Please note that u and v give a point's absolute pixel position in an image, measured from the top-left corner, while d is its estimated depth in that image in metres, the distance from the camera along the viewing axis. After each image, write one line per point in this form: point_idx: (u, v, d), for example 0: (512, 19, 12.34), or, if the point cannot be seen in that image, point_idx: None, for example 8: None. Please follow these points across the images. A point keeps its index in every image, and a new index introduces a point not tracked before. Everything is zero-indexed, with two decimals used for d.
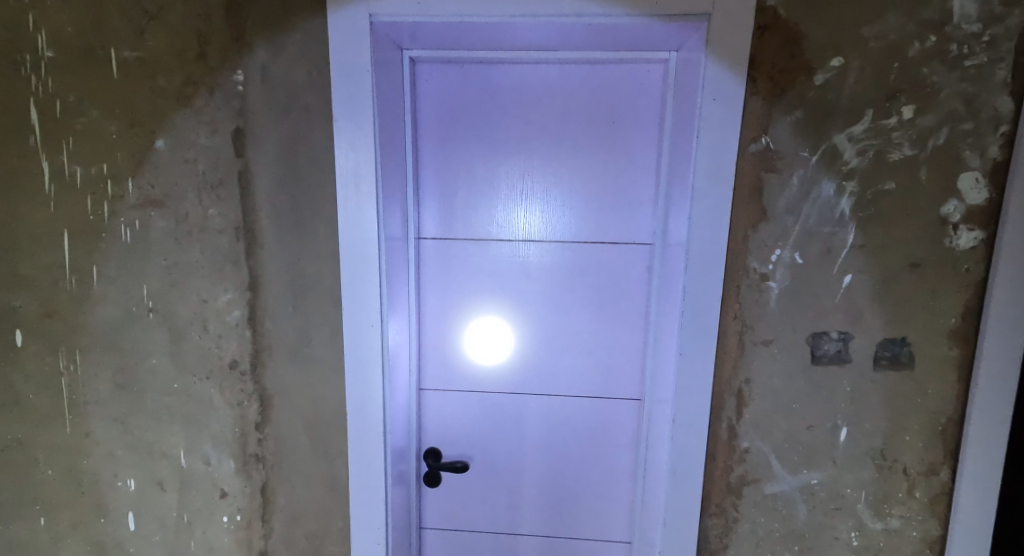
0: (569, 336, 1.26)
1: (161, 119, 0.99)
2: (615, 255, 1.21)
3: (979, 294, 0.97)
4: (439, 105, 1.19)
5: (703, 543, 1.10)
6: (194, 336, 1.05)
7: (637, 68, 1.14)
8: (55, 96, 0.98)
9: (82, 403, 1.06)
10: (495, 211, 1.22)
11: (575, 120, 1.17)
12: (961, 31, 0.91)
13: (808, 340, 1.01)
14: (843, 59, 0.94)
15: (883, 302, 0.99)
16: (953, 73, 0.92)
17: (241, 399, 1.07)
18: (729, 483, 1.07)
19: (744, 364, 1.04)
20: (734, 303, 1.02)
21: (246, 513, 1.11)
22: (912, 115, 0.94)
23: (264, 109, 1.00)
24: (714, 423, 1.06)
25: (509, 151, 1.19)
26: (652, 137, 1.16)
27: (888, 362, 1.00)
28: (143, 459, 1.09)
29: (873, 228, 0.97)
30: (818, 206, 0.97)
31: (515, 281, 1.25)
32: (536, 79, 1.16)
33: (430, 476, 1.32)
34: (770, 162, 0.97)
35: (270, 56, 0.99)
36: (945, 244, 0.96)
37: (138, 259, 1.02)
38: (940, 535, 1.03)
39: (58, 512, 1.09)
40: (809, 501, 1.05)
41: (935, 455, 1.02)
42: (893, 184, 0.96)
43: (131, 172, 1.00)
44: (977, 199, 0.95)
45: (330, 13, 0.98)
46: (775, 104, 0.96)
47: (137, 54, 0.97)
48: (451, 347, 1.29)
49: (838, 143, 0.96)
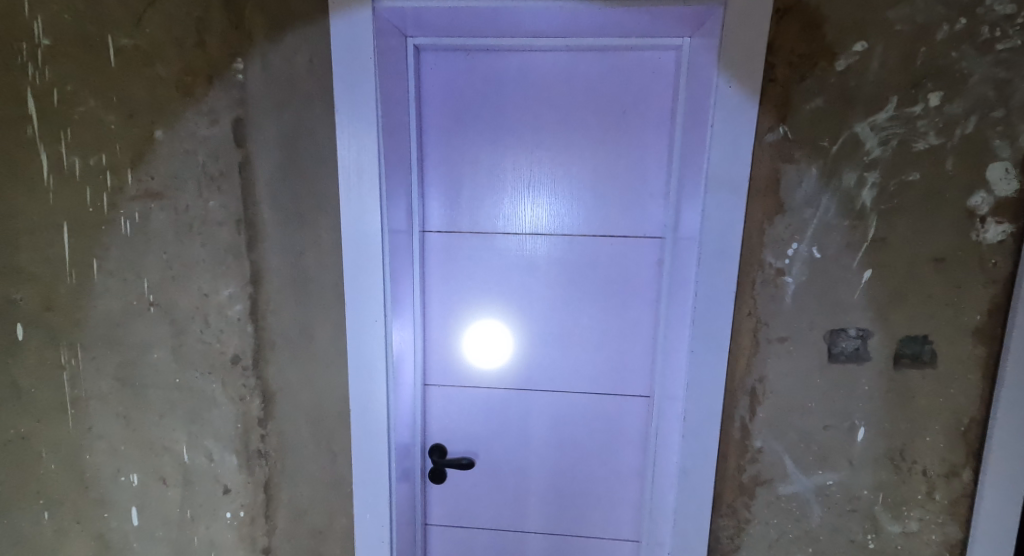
0: (577, 331, 1.23)
1: (161, 109, 0.97)
2: (625, 249, 1.18)
3: (1006, 291, 0.93)
4: (444, 94, 1.16)
5: (714, 544, 1.07)
6: (195, 329, 1.03)
7: (649, 56, 1.10)
8: (53, 85, 0.96)
9: (84, 397, 1.05)
10: (502, 204, 1.19)
11: (584, 110, 1.14)
12: (994, 13, 0.86)
13: (825, 337, 0.98)
14: (867, 44, 0.89)
15: (905, 298, 0.95)
16: (984, 58, 0.88)
17: (243, 394, 1.06)
18: (741, 484, 1.05)
19: (759, 362, 1.00)
20: (748, 299, 0.99)
21: (249, 509, 1.10)
22: (939, 102, 0.89)
23: (266, 99, 0.98)
24: (726, 422, 1.03)
25: (516, 141, 1.16)
26: (663, 128, 1.12)
27: (909, 360, 0.97)
28: (145, 455, 1.07)
29: (895, 221, 0.93)
30: (839, 197, 0.94)
31: (521, 275, 1.22)
32: (544, 68, 1.13)
33: (435, 472, 1.29)
34: (788, 153, 0.93)
35: (269, 47, 0.96)
36: (972, 238, 0.92)
37: (138, 251, 1.01)
38: (961, 538, 1.00)
39: (61, 506, 1.08)
40: (823, 502, 1.02)
41: (957, 456, 0.98)
42: (917, 175, 0.92)
43: (131, 163, 0.98)
44: (1007, 191, 0.90)
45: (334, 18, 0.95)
46: (794, 92, 0.92)
47: (134, 41, 0.95)
48: (457, 342, 1.27)
49: (860, 132, 0.92)
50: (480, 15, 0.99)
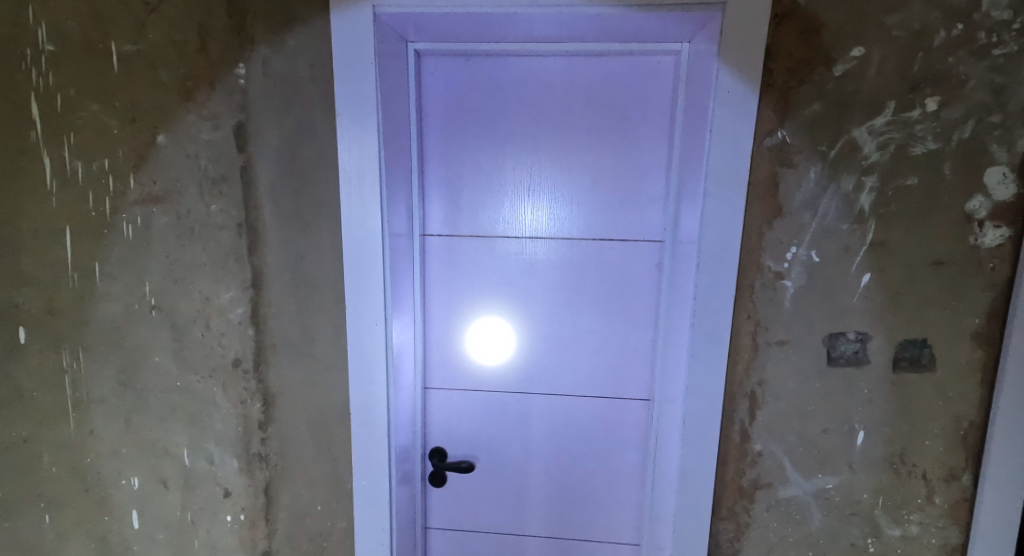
0: (577, 334, 1.23)
1: (163, 114, 0.97)
2: (624, 252, 1.18)
3: (1004, 294, 0.93)
4: (445, 99, 1.17)
5: (715, 547, 1.07)
6: (197, 333, 1.03)
7: (649, 60, 1.10)
8: (57, 90, 0.96)
9: (86, 400, 1.05)
10: (502, 208, 1.20)
11: (584, 114, 1.14)
12: (991, 19, 0.87)
13: (825, 340, 0.98)
14: (864, 49, 0.90)
15: (904, 302, 0.95)
16: (981, 63, 0.88)
17: (244, 398, 1.05)
18: (741, 487, 1.05)
19: (759, 365, 1.01)
20: (747, 303, 0.99)
21: (250, 512, 1.09)
22: (937, 107, 0.90)
23: (268, 104, 0.99)
24: (726, 425, 1.03)
25: (516, 145, 1.17)
26: (662, 132, 1.13)
27: (908, 363, 0.97)
28: (147, 458, 1.08)
29: (894, 225, 0.94)
30: (838, 201, 0.94)
31: (521, 278, 1.22)
32: (544, 72, 1.13)
33: (435, 476, 1.30)
34: (786, 157, 0.94)
35: (272, 51, 0.98)
36: (971, 242, 0.92)
37: (140, 255, 1.01)
38: (961, 542, 1.00)
39: (63, 509, 1.08)
40: (824, 506, 1.02)
41: (957, 460, 0.98)
42: (915, 179, 0.92)
43: (134, 168, 0.98)
44: (1004, 195, 0.91)
45: (335, 12, 0.98)
46: (792, 97, 0.92)
47: (138, 47, 0.95)
48: (457, 344, 1.27)
49: (858, 136, 0.92)
50: (481, 21, 1.00)
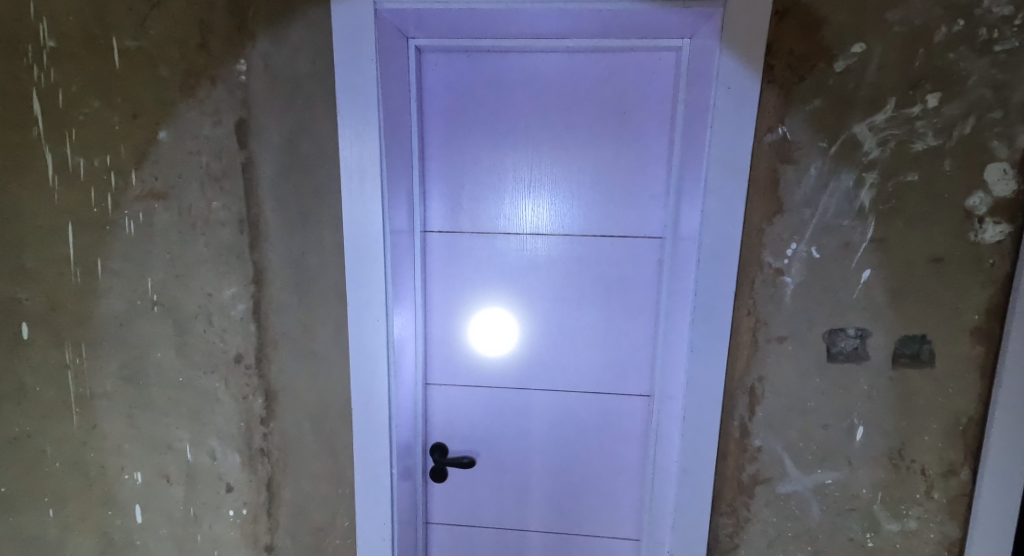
0: (578, 329, 1.24)
1: (164, 110, 0.97)
2: (624, 248, 1.19)
3: (1004, 291, 0.93)
4: (445, 96, 1.17)
5: (714, 542, 1.08)
6: (199, 329, 1.04)
7: (649, 57, 1.11)
8: (58, 87, 0.96)
9: (89, 396, 1.06)
10: (502, 205, 1.20)
11: (585, 111, 1.14)
12: (992, 15, 0.87)
13: (825, 336, 0.98)
14: (865, 45, 0.90)
15: (904, 298, 0.95)
16: (982, 59, 0.88)
17: (246, 393, 1.05)
18: (741, 482, 1.05)
19: (758, 362, 1.01)
20: (747, 299, 0.99)
21: (252, 507, 1.09)
22: (937, 103, 0.90)
23: (269, 100, 0.98)
24: (725, 421, 1.04)
25: (517, 142, 1.17)
26: (663, 128, 1.13)
27: (908, 360, 0.97)
28: (149, 452, 1.08)
29: (894, 221, 0.94)
30: (837, 198, 0.94)
31: (522, 274, 1.22)
32: (545, 69, 1.13)
33: (436, 471, 1.30)
34: (786, 153, 0.94)
35: (272, 46, 0.97)
36: (970, 238, 0.93)
37: (142, 250, 1.01)
38: (959, 537, 1.00)
39: (67, 504, 1.09)
40: (823, 501, 1.03)
41: (956, 456, 0.98)
42: (915, 175, 0.92)
43: (135, 164, 0.99)
44: (1004, 191, 0.91)
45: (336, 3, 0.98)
46: (792, 93, 0.92)
47: (138, 43, 0.95)
48: (457, 340, 1.27)
49: (859, 132, 0.92)
50: (482, 16, 1.00)
